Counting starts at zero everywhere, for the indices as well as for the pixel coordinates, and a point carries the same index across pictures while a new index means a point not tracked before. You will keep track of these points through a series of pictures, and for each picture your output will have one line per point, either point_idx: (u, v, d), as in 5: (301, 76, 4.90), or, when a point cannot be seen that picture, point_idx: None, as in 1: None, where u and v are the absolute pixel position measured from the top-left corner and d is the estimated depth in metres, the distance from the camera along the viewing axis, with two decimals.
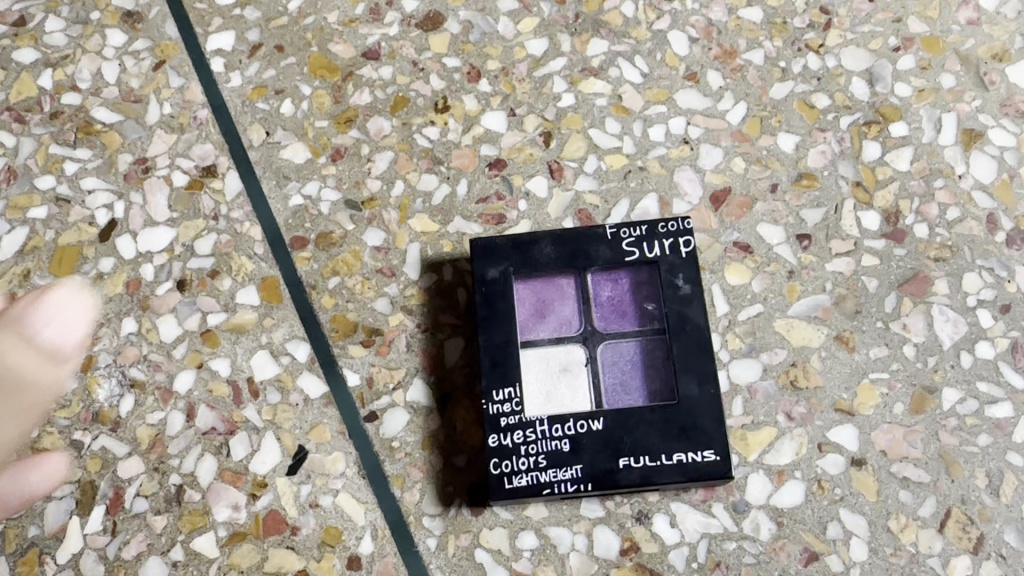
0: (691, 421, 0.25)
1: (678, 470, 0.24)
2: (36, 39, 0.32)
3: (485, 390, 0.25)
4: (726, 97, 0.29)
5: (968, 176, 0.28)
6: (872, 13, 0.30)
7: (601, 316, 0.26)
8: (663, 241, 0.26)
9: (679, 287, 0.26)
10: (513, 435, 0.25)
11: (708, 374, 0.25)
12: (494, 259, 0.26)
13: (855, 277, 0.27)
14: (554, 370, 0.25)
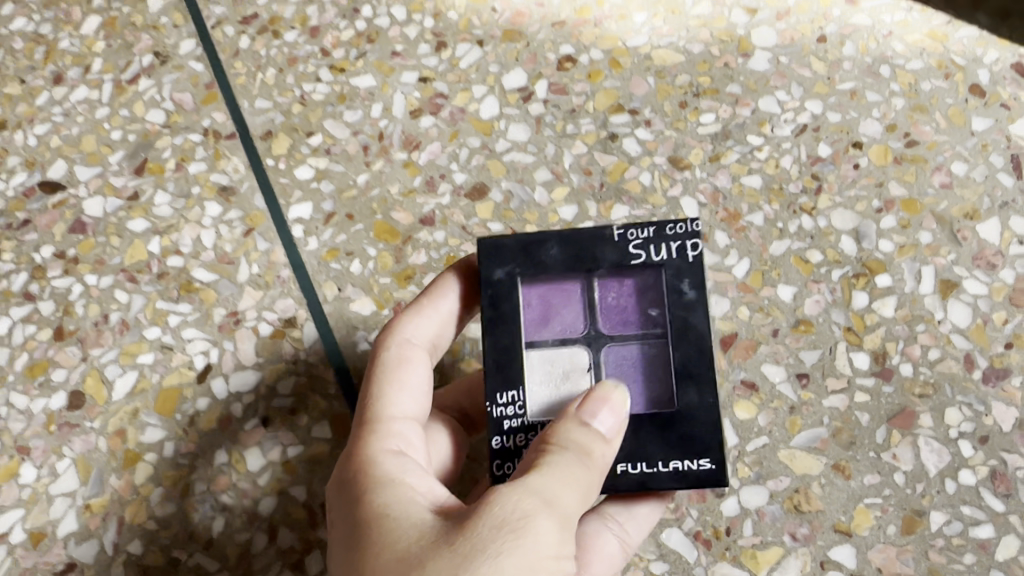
0: (694, 436, 0.26)
1: (673, 475, 0.26)
2: (147, 210, 0.38)
3: (488, 392, 0.27)
4: (731, 254, 0.34)
5: (946, 321, 0.32)
6: (856, 179, 0.35)
7: (606, 321, 0.28)
8: (667, 245, 0.27)
9: (684, 293, 0.27)
10: (515, 437, 0.27)
11: (705, 381, 0.26)
12: (502, 258, 0.28)
13: (849, 411, 0.31)
14: (562, 367, 0.28)
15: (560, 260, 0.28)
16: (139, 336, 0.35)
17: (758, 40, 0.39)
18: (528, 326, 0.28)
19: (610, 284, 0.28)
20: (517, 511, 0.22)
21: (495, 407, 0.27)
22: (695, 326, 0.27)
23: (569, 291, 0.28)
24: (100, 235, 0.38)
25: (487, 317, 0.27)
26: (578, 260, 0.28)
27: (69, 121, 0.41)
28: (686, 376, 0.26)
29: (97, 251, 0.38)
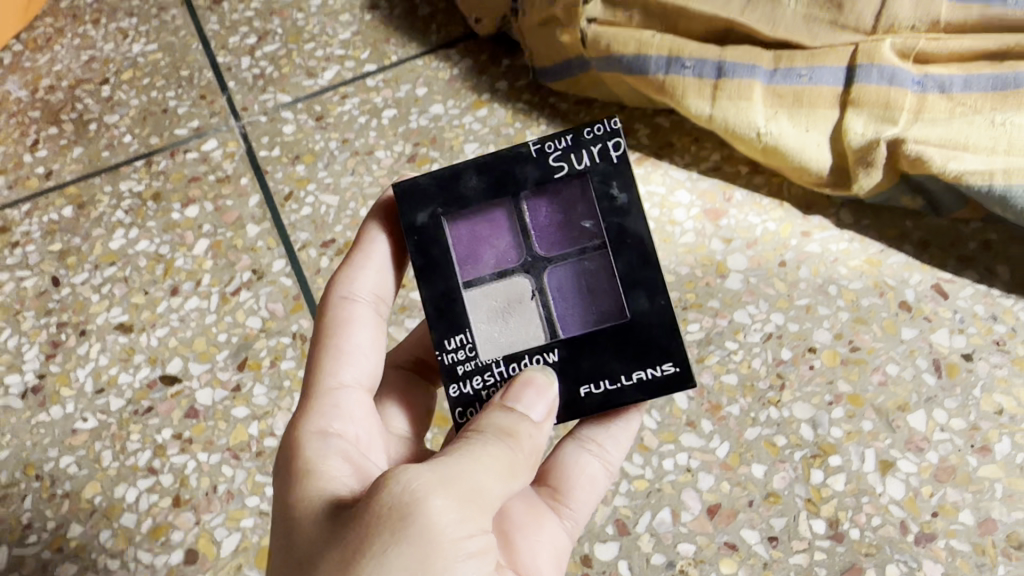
0: (647, 335, 0.37)
1: (634, 385, 0.37)
2: (247, 399, 0.48)
3: (440, 343, 0.38)
4: (714, 438, 0.43)
5: (885, 494, 0.41)
6: (812, 376, 0.45)
7: (539, 246, 0.39)
8: (586, 158, 0.38)
9: (614, 197, 0.37)
10: (473, 377, 0.37)
11: (651, 291, 0.37)
12: (429, 211, 0.38)
13: (811, 567, 0.40)
14: (508, 292, 0.39)
15: (488, 196, 0.38)
16: (242, 503, 0.45)
17: (733, 264, 0.50)
18: (471, 270, 0.39)
19: (537, 206, 0.39)
20: (408, 494, 0.28)
21: (448, 355, 0.37)
22: (624, 232, 0.37)
23: (505, 233, 0.39)
24: (209, 419, 0.48)
25: (426, 263, 0.38)
26: (500, 195, 0.38)
27: (184, 325, 0.52)
28: (632, 285, 0.37)
29: (207, 433, 0.48)
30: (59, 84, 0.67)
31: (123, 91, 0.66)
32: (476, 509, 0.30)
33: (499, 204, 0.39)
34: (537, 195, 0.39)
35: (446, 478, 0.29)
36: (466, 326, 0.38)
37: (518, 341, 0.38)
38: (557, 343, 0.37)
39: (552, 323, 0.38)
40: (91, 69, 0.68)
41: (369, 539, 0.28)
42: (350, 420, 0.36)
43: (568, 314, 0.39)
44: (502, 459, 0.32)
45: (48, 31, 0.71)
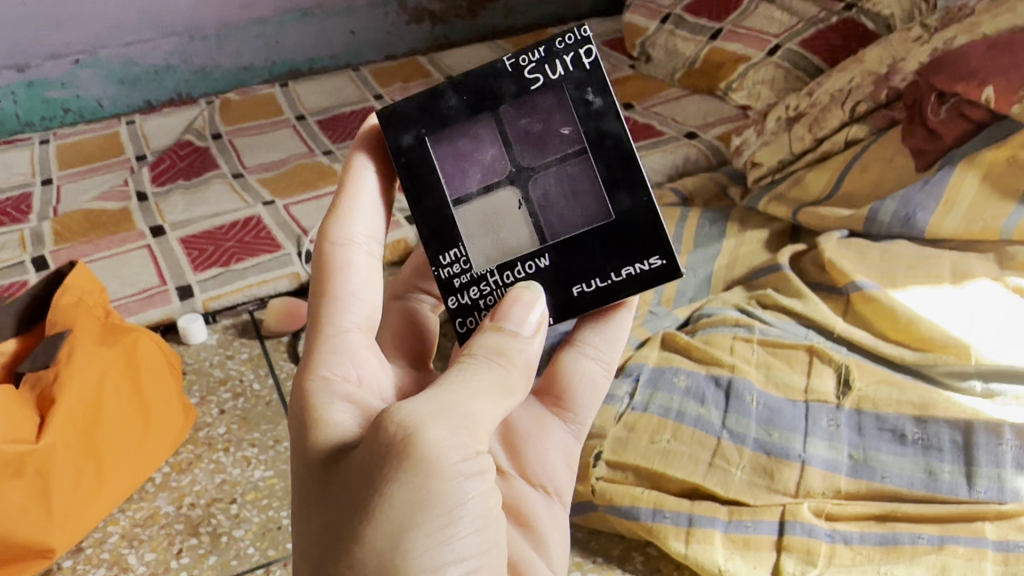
0: (629, 231, 0.57)
1: (623, 280, 0.57)
2: None
3: (442, 260, 0.59)
4: None
5: None
6: None
7: (523, 155, 0.58)
8: (561, 76, 0.56)
9: (591, 100, 0.56)
10: (471, 284, 0.59)
11: (633, 191, 0.56)
12: (413, 137, 0.58)
13: None
14: (501, 201, 0.59)
15: (471, 112, 0.57)
16: None
17: None
18: (464, 192, 0.59)
19: (516, 117, 0.57)
20: (406, 430, 0.42)
21: (445, 269, 0.59)
22: (603, 133, 0.56)
23: (494, 146, 0.58)
24: None
25: (416, 184, 0.59)
26: (480, 109, 0.57)
27: None
28: (614, 185, 0.56)
29: None
30: (197, 501, 0.90)
31: (248, 509, 0.88)
32: (469, 429, 0.44)
33: (482, 118, 0.57)
34: (517, 107, 0.57)
35: (431, 415, 0.43)
36: (456, 244, 0.59)
37: (516, 244, 0.59)
38: (547, 251, 0.58)
39: (539, 229, 0.58)
40: (222, 489, 0.91)
41: (383, 453, 0.42)
42: (352, 361, 0.53)
43: (555, 215, 0.58)
44: (493, 380, 0.46)
45: (189, 457, 0.96)
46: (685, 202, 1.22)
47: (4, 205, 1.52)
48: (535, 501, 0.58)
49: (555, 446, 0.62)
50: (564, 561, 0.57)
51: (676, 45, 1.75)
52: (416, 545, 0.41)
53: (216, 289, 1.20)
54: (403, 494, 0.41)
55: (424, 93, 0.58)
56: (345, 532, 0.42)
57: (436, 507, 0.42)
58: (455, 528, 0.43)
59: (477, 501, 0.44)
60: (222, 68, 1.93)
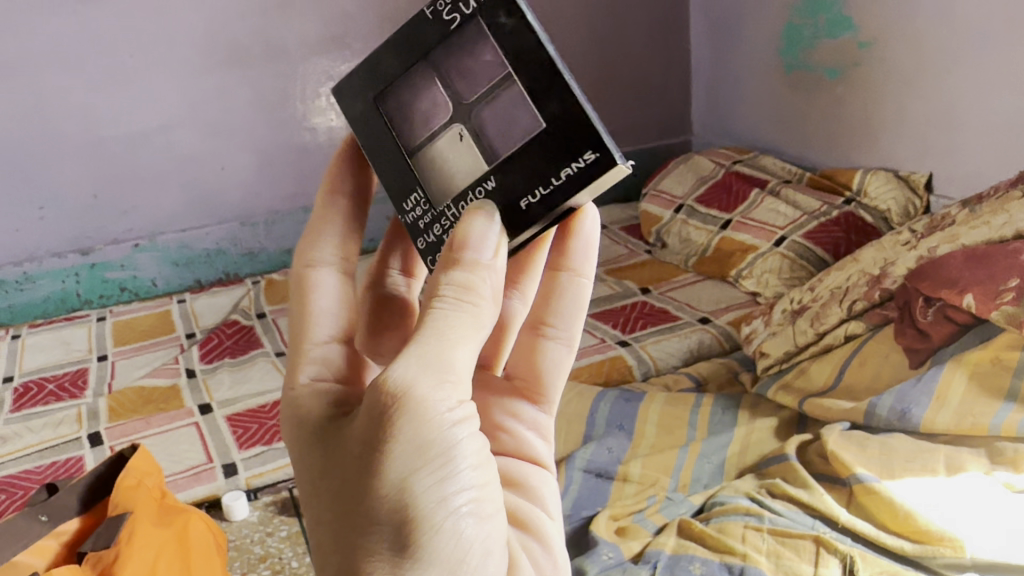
0: (563, 129, 0.52)
1: (565, 182, 0.52)
2: None
3: (406, 206, 0.60)
4: None
5: None
6: None
7: (457, 91, 0.57)
8: (472, 9, 0.55)
9: (502, 20, 0.54)
10: (433, 224, 0.59)
11: (558, 93, 0.52)
12: (359, 101, 0.60)
13: None
14: (448, 138, 0.57)
15: (407, 65, 0.58)
16: None
17: None
18: (412, 136, 0.59)
19: (444, 57, 0.56)
20: (397, 388, 0.48)
21: (410, 214, 0.60)
22: (520, 49, 0.53)
23: (429, 91, 0.57)
24: None
25: (373, 140, 0.60)
26: (413, 57, 0.57)
27: None
28: (542, 94, 0.53)
29: None
30: None
31: None
32: (452, 381, 0.50)
33: (416, 65, 0.57)
34: (444, 47, 0.56)
35: (415, 370, 0.49)
36: (415, 189, 0.59)
37: (463, 176, 0.57)
38: (491, 174, 0.55)
39: (486, 155, 0.56)
40: None
41: (380, 413, 0.48)
42: (330, 361, 0.60)
43: (494, 136, 0.55)
44: (467, 323, 0.51)
45: None
46: (700, 386, 1.30)
47: (62, 381, 1.63)
48: (523, 471, 0.66)
49: (533, 424, 0.68)
50: (557, 516, 0.66)
51: (689, 234, 1.88)
52: (421, 485, 0.48)
53: (260, 466, 1.28)
54: (403, 446, 0.48)
55: (366, 61, 0.60)
56: (359, 489, 0.48)
57: (434, 451, 0.49)
58: (455, 468, 0.50)
59: (470, 441, 0.51)
60: (268, 250, 2.07)
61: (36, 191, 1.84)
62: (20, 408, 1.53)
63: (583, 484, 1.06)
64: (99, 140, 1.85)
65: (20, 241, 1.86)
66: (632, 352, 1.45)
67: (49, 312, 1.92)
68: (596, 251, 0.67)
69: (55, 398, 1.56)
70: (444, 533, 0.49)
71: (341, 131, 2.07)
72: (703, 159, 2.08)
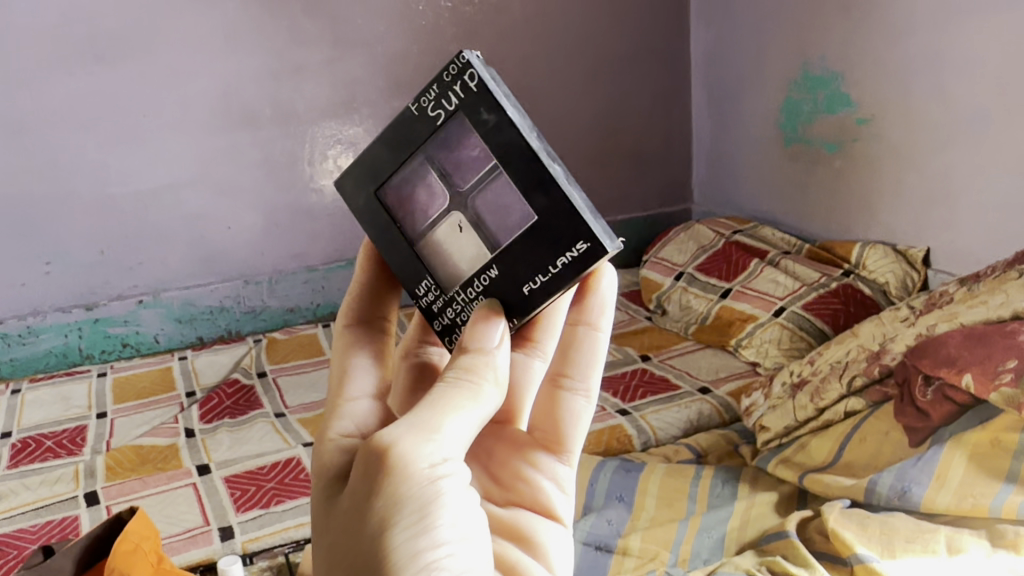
0: (555, 220, 0.56)
1: (567, 273, 0.56)
2: None
3: (416, 291, 0.63)
4: None
5: None
6: None
7: (455, 181, 0.60)
8: (441, 105, 0.58)
9: (491, 112, 0.57)
10: (447, 314, 0.61)
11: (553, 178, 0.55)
12: (360, 192, 0.63)
13: None
14: (448, 230, 0.61)
15: (400, 161, 0.61)
16: None
17: None
18: (421, 218, 0.61)
19: (437, 153, 0.60)
20: (389, 440, 0.50)
21: (422, 298, 0.63)
22: (517, 141, 0.56)
23: (428, 186, 0.61)
24: None
25: (381, 236, 0.63)
26: (407, 153, 0.60)
27: None
28: (541, 187, 0.56)
29: None
30: None
31: None
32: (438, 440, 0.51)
33: (415, 161, 0.60)
34: (437, 144, 0.59)
35: (408, 428, 0.51)
36: (427, 275, 0.62)
37: (471, 264, 0.60)
38: (495, 262, 0.59)
39: (487, 242, 0.59)
40: None
41: (371, 461, 0.50)
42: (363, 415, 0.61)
43: (493, 230, 0.59)
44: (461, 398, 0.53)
45: None
46: (700, 458, 1.30)
47: (61, 437, 1.62)
48: (529, 524, 0.65)
49: (551, 475, 0.68)
50: (563, 566, 0.66)
51: (690, 302, 1.90)
52: (397, 537, 0.49)
53: (257, 530, 1.27)
54: (391, 490, 0.49)
55: (360, 159, 0.63)
56: (345, 541, 0.50)
57: (403, 505, 0.49)
58: (432, 521, 0.50)
59: (450, 494, 0.51)
60: (271, 308, 2.09)
61: (44, 247, 1.85)
62: (17, 465, 1.53)
63: (582, 557, 1.06)
64: (108, 198, 1.88)
65: (25, 295, 1.87)
66: (632, 421, 1.45)
67: (50, 366, 1.92)
68: (613, 309, 0.69)
69: (53, 455, 1.55)
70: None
71: None
72: (703, 228, 2.11)
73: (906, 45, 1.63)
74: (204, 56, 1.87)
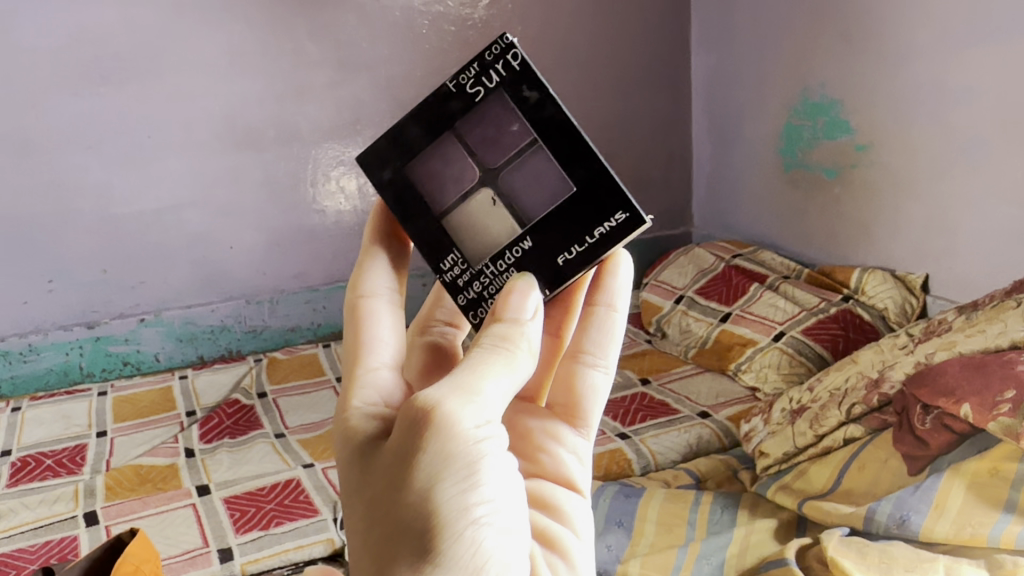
0: (593, 193, 0.60)
1: (605, 243, 0.60)
2: None
3: (440, 265, 0.64)
4: None
5: None
6: None
7: (488, 158, 0.63)
8: (480, 84, 0.61)
9: (532, 92, 0.60)
10: (474, 288, 0.64)
11: (593, 155, 0.60)
12: (385, 167, 0.64)
13: None
14: (478, 205, 0.63)
15: (433, 137, 0.63)
16: None
17: None
18: (452, 194, 0.63)
19: (472, 129, 0.62)
20: (432, 400, 0.50)
21: (447, 273, 0.64)
22: (558, 119, 0.60)
23: (459, 161, 0.63)
24: None
25: (405, 211, 0.64)
26: (440, 130, 0.62)
27: None
28: (581, 162, 0.60)
29: None
30: None
31: None
32: (479, 403, 0.51)
33: (448, 137, 0.62)
34: (471, 121, 0.62)
35: (450, 390, 0.51)
36: (454, 248, 0.64)
37: (501, 238, 0.63)
38: (528, 234, 0.62)
39: (519, 215, 0.63)
40: None
41: (414, 420, 0.50)
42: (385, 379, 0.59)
43: (526, 203, 0.62)
44: (499, 363, 0.54)
45: None
46: (699, 483, 1.30)
47: (61, 456, 1.62)
48: (553, 493, 0.66)
49: (571, 447, 0.68)
50: (588, 534, 0.67)
51: (689, 325, 1.90)
52: (443, 494, 0.49)
53: (255, 551, 1.27)
54: (435, 451, 0.49)
55: (388, 133, 0.64)
56: (386, 499, 0.50)
57: (449, 465, 0.50)
58: (474, 483, 0.51)
59: (490, 454, 0.52)
60: (271, 328, 2.09)
61: (47, 265, 1.86)
62: (16, 484, 1.53)
63: None
64: (111, 218, 1.89)
65: (27, 313, 1.88)
66: (631, 446, 1.45)
67: (50, 385, 1.92)
68: (629, 287, 0.71)
69: (53, 474, 1.55)
70: (465, 541, 0.50)
71: (350, 214, 2.11)
72: (703, 251, 2.13)
73: (905, 74, 1.65)
74: (210, 78, 1.89)
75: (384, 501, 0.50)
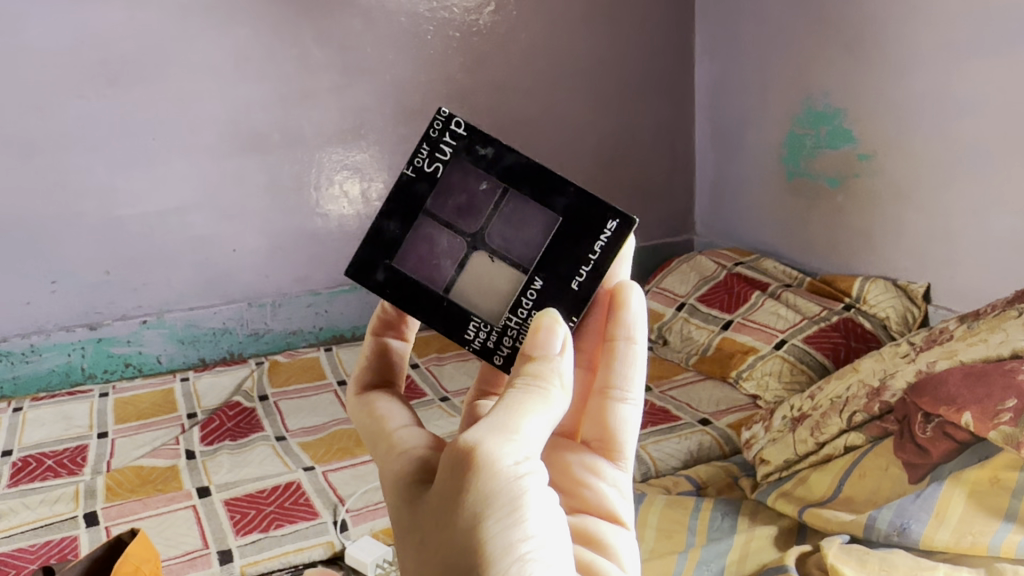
0: (578, 216, 0.68)
1: (607, 252, 0.67)
2: None
3: (463, 334, 0.68)
4: None
5: None
6: None
7: (468, 224, 0.70)
8: (435, 161, 0.69)
9: (484, 149, 0.69)
10: (504, 344, 0.68)
11: (560, 184, 0.69)
12: (372, 273, 0.68)
13: None
14: (477, 264, 0.70)
15: (410, 225, 0.69)
16: None
17: None
18: (449, 263, 0.70)
19: (441, 206, 0.69)
20: (470, 443, 0.53)
21: (474, 340, 0.68)
22: (514, 165, 0.69)
23: (443, 235, 0.70)
24: None
25: (410, 303, 0.68)
26: (415, 216, 0.69)
27: None
28: (554, 194, 0.69)
29: None
30: None
31: None
32: (517, 442, 0.54)
33: (424, 219, 0.69)
34: (439, 198, 0.69)
35: (487, 431, 0.54)
36: (472, 317, 0.69)
37: (513, 290, 0.69)
38: (536, 275, 0.69)
39: (518, 263, 0.70)
40: None
41: (456, 463, 0.53)
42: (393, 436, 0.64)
43: (519, 248, 0.70)
44: (533, 402, 0.57)
45: None
46: (699, 489, 1.30)
47: (62, 457, 1.63)
48: (597, 529, 0.67)
49: (612, 481, 0.69)
50: (634, 566, 0.68)
51: (690, 333, 1.90)
52: (489, 531, 0.52)
53: (255, 553, 1.27)
54: (478, 491, 0.52)
55: (365, 238, 0.69)
56: (437, 536, 0.53)
57: (492, 503, 0.52)
58: (517, 519, 0.53)
59: (533, 491, 0.54)
60: (273, 331, 2.10)
61: (50, 266, 1.86)
62: (17, 484, 1.53)
63: None
64: (115, 220, 1.89)
65: (31, 314, 1.88)
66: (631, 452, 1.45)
67: (52, 385, 1.92)
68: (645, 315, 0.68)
69: (53, 474, 1.55)
70: None
71: (352, 218, 2.12)
72: (705, 259, 2.13)
73: (909, 84, 1.65)
74: (216, 81, 1.90)
75: (434, 539, 0.54)
